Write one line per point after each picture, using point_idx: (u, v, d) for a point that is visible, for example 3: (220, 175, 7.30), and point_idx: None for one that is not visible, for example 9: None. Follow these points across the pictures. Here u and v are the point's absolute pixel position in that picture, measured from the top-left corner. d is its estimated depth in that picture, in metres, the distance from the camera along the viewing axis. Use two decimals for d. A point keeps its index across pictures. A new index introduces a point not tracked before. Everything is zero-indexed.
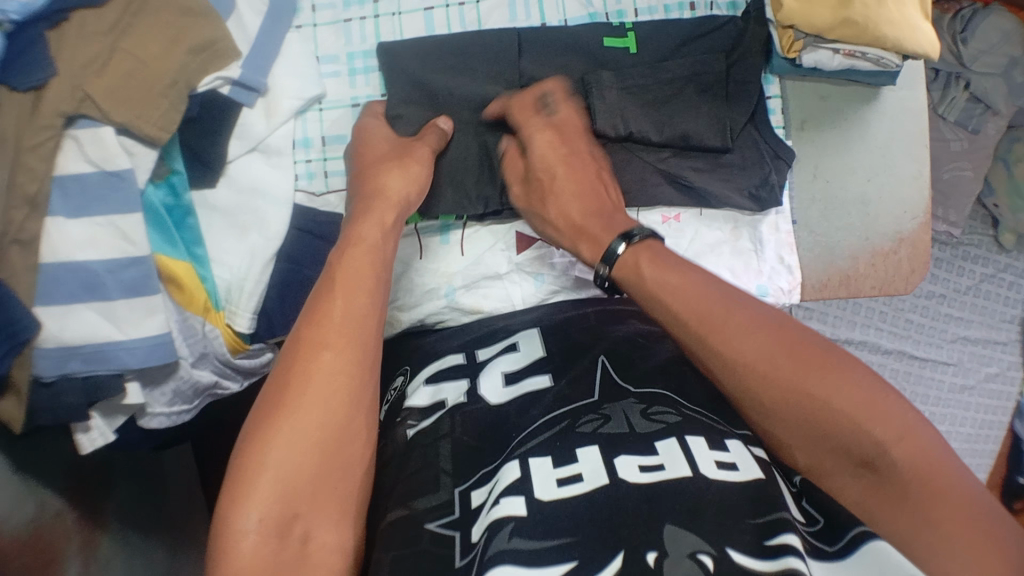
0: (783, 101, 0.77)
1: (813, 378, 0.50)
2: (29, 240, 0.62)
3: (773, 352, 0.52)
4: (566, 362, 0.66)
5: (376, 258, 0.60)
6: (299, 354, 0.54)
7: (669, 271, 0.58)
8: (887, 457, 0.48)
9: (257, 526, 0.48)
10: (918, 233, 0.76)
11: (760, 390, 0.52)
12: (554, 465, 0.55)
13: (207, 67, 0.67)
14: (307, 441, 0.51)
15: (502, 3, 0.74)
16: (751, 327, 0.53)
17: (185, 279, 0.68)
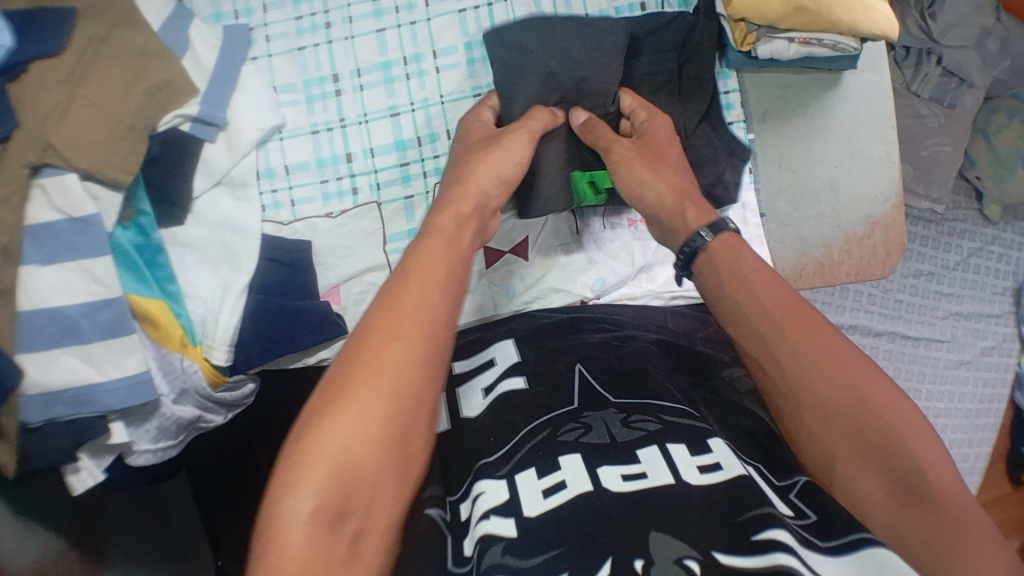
0: (742, 93, 0.77)
1: (876, 388, 0.47)
2: (3, 290, 0.64)
3: (837, 353, 0.48)
4: (542, 365, 0.66)
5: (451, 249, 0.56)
6: (364, 339, 0.49)
7: (736, 263, 0.55)
8: (929, 481, 0.45)
9: (309, 517, 0.42)
10: (892, 215, 0.76)
11: (819, 392, 0.48)
12: (539, 476, 0.54)
13: (166, 104, 0.68)
14: (370, 437, 0.45)
15: (454, 18, 0.73)
16: (807, 335, 0.50)
17: (160, 317, 0.68)
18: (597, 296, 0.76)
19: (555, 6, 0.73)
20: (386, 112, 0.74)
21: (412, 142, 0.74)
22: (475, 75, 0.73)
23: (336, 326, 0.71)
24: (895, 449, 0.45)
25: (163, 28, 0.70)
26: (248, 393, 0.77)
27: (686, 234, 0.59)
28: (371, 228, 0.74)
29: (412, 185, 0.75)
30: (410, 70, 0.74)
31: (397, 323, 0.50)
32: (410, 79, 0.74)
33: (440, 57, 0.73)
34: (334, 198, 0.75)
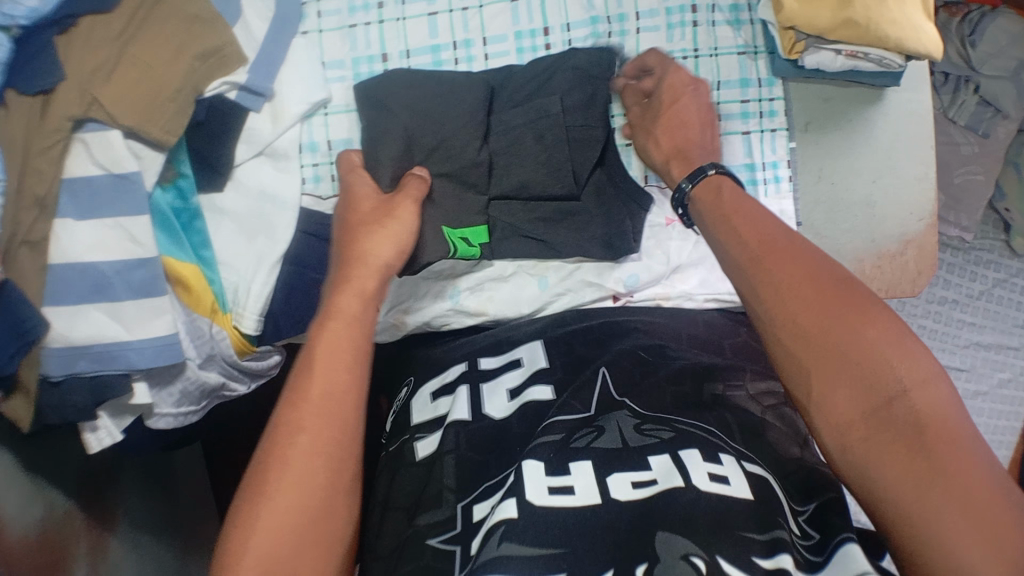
0: (788, 102, 0.76)
1: (890, 345, 0.47)
2: (38, 241, 0.63)
3: (856, 313, 0.48)
4: (570, 375, 0.66)
5: (365, 301, 0.59)
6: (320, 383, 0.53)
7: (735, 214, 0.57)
8: (927, 432, 0.43)
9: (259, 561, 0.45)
10: (924, 235, 0.76)
11: (815, 345, 0.48)
12: (549, 473, 0.54)
13: (212, 71, 0.68)
14: (313, 494, 0.48)
15: (506, 7, 0.73)
16: (815, 297, 0.50)
17: (192, 282, 0.69)
18: (629, 292, 0.76)
19: (606, 3, 0.74)
20: None
21: None
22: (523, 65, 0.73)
23: None
24: (890, 404, 0.45)
25: None
26: (274, 363, 0.77)
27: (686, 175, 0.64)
28: None
29: None
30: (459, 55, 0.74)
31: (336, 359, 0.55)
32: (458, 64, 0.74)
33: (489, 45, 0.74)
34: None
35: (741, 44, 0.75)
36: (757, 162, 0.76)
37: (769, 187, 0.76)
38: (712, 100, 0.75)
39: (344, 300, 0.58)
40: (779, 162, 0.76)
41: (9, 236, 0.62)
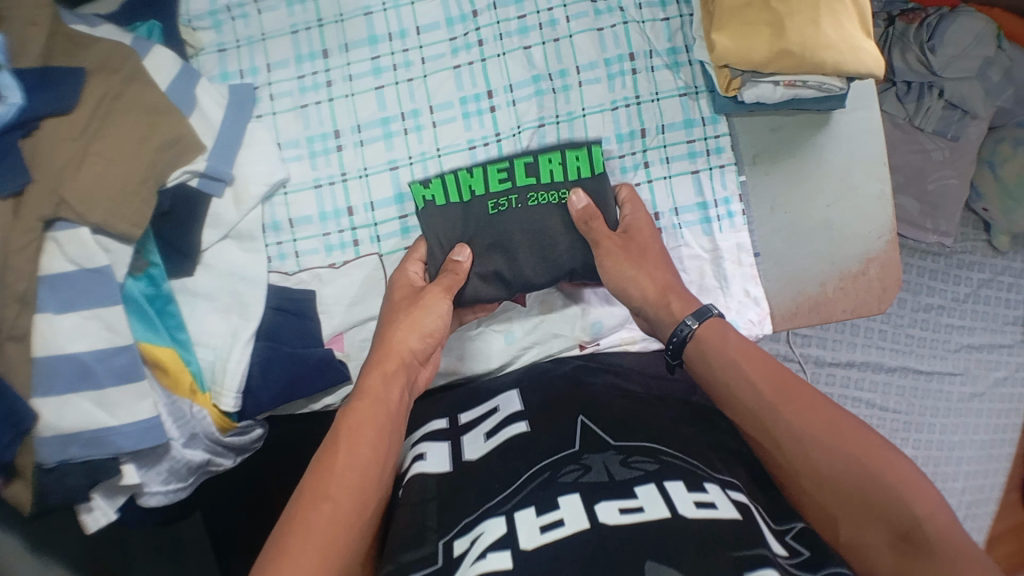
0: (733, 138, 0.78)
1: (859, 455, 0.52)
2: (21, 335, 0.66)
3: (838, 432, 0.54)
4: (544, 412, 0.67)
5: (388, 413, 0.61)
6: (338, 475, 0.56)
7: (718, 350, 0.61)
8: (925, 529, 0.49)
9: None
10: (887, 252, 0.76)
11: (816, 466, 0.53)
12: (538, 514, 0.55)
13: (175, 160, 0.71)
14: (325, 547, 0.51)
15: (449, 75, 0.75)
16: (811, 412, 0.55)
17: (169, 363, 0.71)
18: (595, 341, 0.78)
19: (546, 61, 0.75)
20: (385, 166, 0.75)
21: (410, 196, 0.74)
22: (470, 128, 0.75)
23: (339, 374, 0.73)
24: (892, 508, 0.50)
25: (171, 86, 0.73)
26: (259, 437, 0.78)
27: (672, 324, 0.65)
28: (374, 277, 0.74)
29: (411, 236, 0.75)
30: (408, 125, 0.75)
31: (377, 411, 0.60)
32: (408, 133, 0.75)
33: (436, 112, 0.75)
34: (337, 249, 0.75)
35: (682, 86, 0.76)
36: (709, 200, 0.78)
37: (724, 223, 0.77)
38: (658, 143, 0.76)
39: (368, 414, 0.60)
40: (730, 197, 0.78)
41: None
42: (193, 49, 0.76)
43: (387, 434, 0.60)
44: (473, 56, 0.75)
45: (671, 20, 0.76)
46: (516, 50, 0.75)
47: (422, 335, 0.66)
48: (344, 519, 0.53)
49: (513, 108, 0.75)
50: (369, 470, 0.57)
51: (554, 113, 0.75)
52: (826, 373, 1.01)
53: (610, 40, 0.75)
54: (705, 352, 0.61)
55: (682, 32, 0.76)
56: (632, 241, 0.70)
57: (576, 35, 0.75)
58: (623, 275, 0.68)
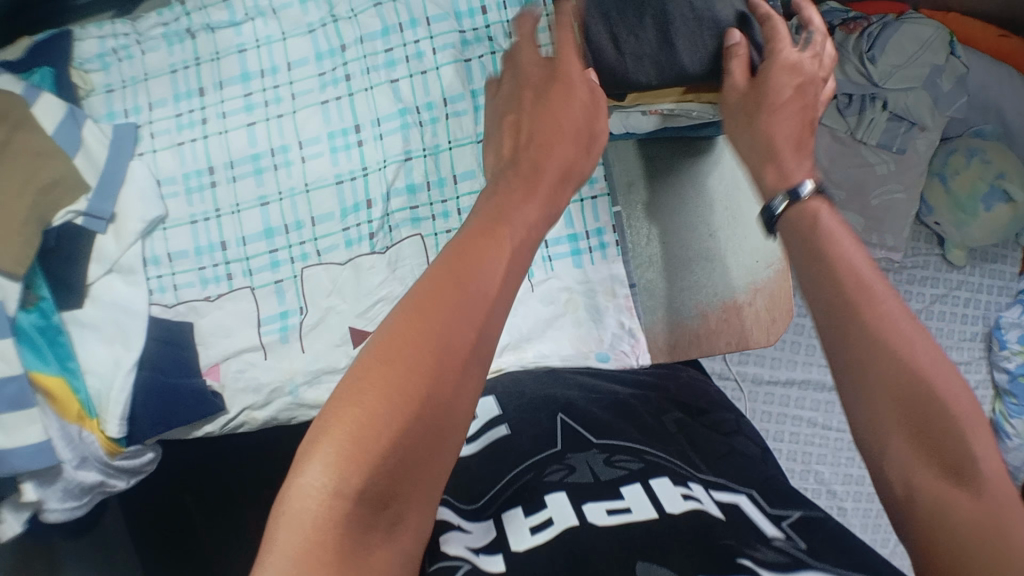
0: (607, 167, 0.76)
1: (963, 369, 0.40)
2: None
3: (954, 338, 0.41)
4: (523, 412, 0.66)
5: (499, 237, 0.46)
6: (400, 308, 0.40)
7: (847, 222, 0.48)
8: None
9: (326, 482, 0.35)
10: (775, 282, 0.71)
11: (948, 359, 0.40)
12: (526, 515, 0.54)
13: (59, 200, 0.72)
14: (392, 385, 0.37)
15: (317, 110, 0.76)
16: (932, 315, 0.42)
17: (57, 392, 0.75)
18: None
19: (413, 94, 0.75)
20: (256, 202, 0.76)
21: (280, 230, 0.76)
22: (338, 163, 0.75)
23: (212, 404, 0.75)
24: None
25: (58, 129, 0.74)
26: (150, 460, 0.83)
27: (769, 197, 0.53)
28: (247, 310, 0.76)
29: (281, 270, 0.76)
30: (277, 160, 0.76)
31: (487, 241, 0.45)
32: (278, 169, 0.76)
33: (305, 147, 0.76)
34: (212, 283, 0.77)
35: None
36: (580, 231, 0.76)
37: (596, 254, 0.76)
38: None
39: (476, 235, 0.46)
40: (603, 228, 0.76)
41: None
42: (83, 91, 0.79)
43: (485, 303, 0.42)
44: (340, 91, 0.75)
45: (542, 47, 0.74)
46: (383, 84, 0.75)
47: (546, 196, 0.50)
48: (399, 361, 0.38)
49: (380, 142, 0.75)
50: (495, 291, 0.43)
51: (420, 146, 0.75)
52: (765, 393, 1.00)
53: (476, 70, 0.74)
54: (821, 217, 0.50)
55: None
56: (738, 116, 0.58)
57: (442, 67, 0.74)
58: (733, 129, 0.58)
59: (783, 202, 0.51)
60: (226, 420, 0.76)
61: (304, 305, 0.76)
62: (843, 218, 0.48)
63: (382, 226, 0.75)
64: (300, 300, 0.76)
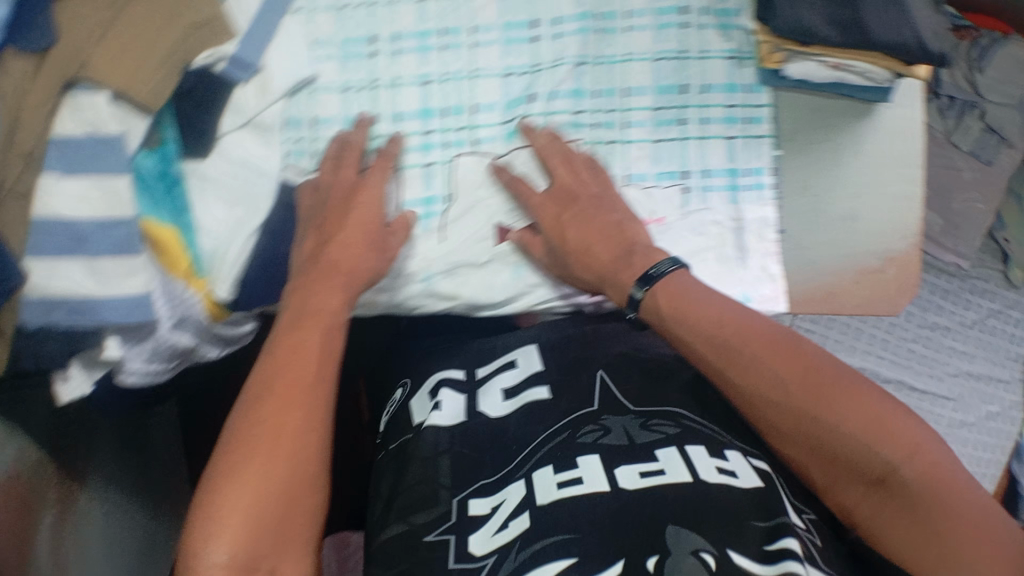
0: (775, 111, 0.76)
1: (828, 411, 0.56)
2: (22, 193, 0.63)
3: (807, 385, 0.57)
4: (563, 375, 0.72)
5: (336, 322, 0.66)
6: (271, 412, 0.60)
7: (689, 309, 0.62)
8: (900, 473, 0.53)
9: (225, 559, 0.54)
10: (907, 253, 0.75)
11: (797, 397, 0.57)
12: (556, 472, 0.62)
13: (201, 42, 0.67)
14: (260, 486, 0.57)
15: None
16: (792, 372, 0.58)
17: (168, 243, 0.69)
18: None
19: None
20: (417, 80, 0.73)
21: (438, 112, 0.73)
22: (509, 55, 0.72)
23: None
24: (862, 458, 0.54)
25: None
26: (245, 332, 0.78)
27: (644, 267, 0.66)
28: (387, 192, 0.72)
29: (431, 154, 0.73)
30: (445, 41, 0.73)
31: (295, 366, 0.63)
32: (445, 50, 0.73)
33: (477, 33, 0.72)
34: None
35: (730, 49, 0.74)
36: (740, 167, 0.75)
37: (750, 193, 0.75)
38: (699, 102, 0.74)
39: (312, 324, 0.65)
40: (763, 168, 0.76)
41: None
42: None
43: (305, 402, 0.61)
44: None
45: None
46: None
47: (328, 331, 0.65)
48: (256, 475, 0.57)
49: (556, 41, 0.72)
50: (319, 372, 0.63)
51: (597, 54, 0.73)
52: None
53: None
54: (679, 306, 0.63)
55: None
56: (560, 192, 0.71)
57: None
58: (571, 236, 0.69)
59: (641, 296, 0.65)
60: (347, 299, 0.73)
61: (452, 194, 0.73)
62: (721, 300, 0.63)
63: (547, 127, 0.73)
64: (448, 187, 0.73)
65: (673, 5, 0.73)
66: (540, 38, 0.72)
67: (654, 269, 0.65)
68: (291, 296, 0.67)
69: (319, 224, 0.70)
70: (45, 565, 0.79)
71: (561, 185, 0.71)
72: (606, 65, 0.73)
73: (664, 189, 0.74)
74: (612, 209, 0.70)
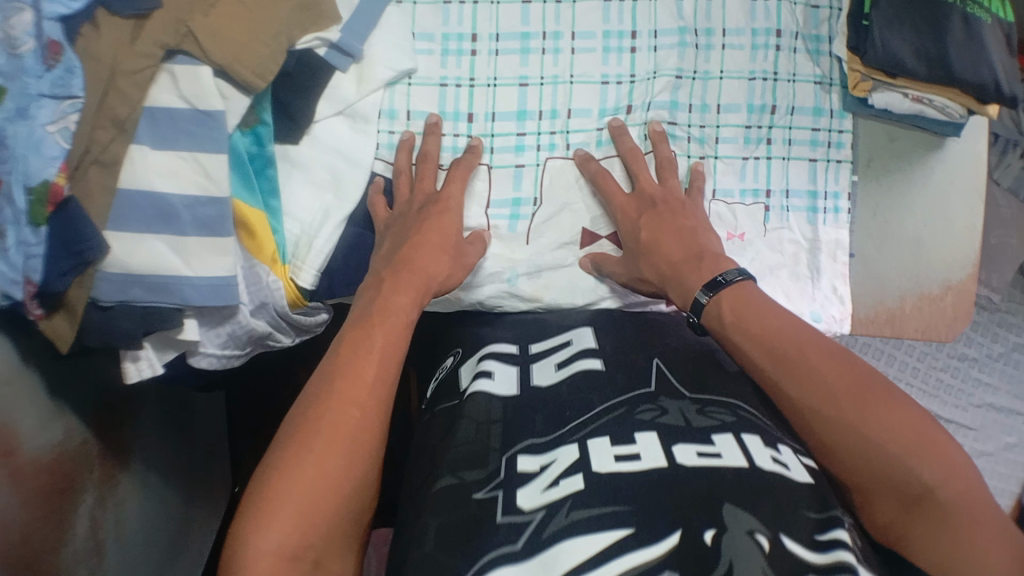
0: (854, 136, 0.79)
1: (870, 422, 0.55)
2: (109, 162, 0.63)
3: (852, 391, 0.56)
4: (619, 354, 0.66)
5: (405, 322, 0.63)
6: (335, 402, 0.58)
7: (752, 313, 0.61)
8: (938, 496, 0.52)
9: (275, 548, 0.51)
10: (966, 282, 0.78)
11: (841, 407, 0.56)
12: (612, 444, 0.56)
13: (307, 25, 0.68)
14: (312, 481, 0.54)
15: (597, 5, 0.74)
16: (839, 381, 0.57)
17: (258, 228, 0.69)
18: None
19: (695, 15, 0.74)
20: (515, 81, 0.74)
21: (533, 114, 0.74)
22: (607, 63, 0.74)
23: None
24: (899, 475, 0.53)
25: None
26: (320, 322, 0.78)
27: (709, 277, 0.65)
28: (479, 189, 0.74)
29: (524, 155, 0.74)
30: (547, 44, 0.74)
31: (359, 359, 0.60)
32: (545, 53, 0.74)
33: (577, 39, 0.74)
34: (447, 152, 0.74)
35: (818, 75, 0.76)
36: (820, 189, 0.78)
37: (829, 216, 0.78)
38: (785, 123, 0.76)
39: (383, 321, 0.63)
40: (841, 193, 0.78)
41: (81, 152, 0.62)
42: None
43: (365, 391, 0.59)
44: None
45: (819, 9, 0.76)
46: None
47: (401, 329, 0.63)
48: (316, 470, 0.54)
49: (653, 53, 0.74)
50: (383, 358, 0.61)
51: (692, 68, 0.75)
52: None
53: (761, 11, 0.75)
54: (735, 307, 0.62)
55: (828, 24, 0.76)
56: (642, 194, 0.71)
57: None
58: (644, 235, 0.69)
59: (705, 301, 0.64)
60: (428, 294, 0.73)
61: (541, 196, 0.74)
62: (781, 309, 0.62)
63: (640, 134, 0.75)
64: (537, 190, 0.74)
65: (768, 27, 0.75)
66: (638, 48, 0.74)
67: (722, 275, 0.64)
68: (371, 290, 0.65)
69: (391, 236, 0.69)
70: (83, 546, 0.77)
71: (642, 189, 0.71)
72: (699, 80, 0.75)
73: (747, 206, 0.76)
74: (691, 213, 0.71)
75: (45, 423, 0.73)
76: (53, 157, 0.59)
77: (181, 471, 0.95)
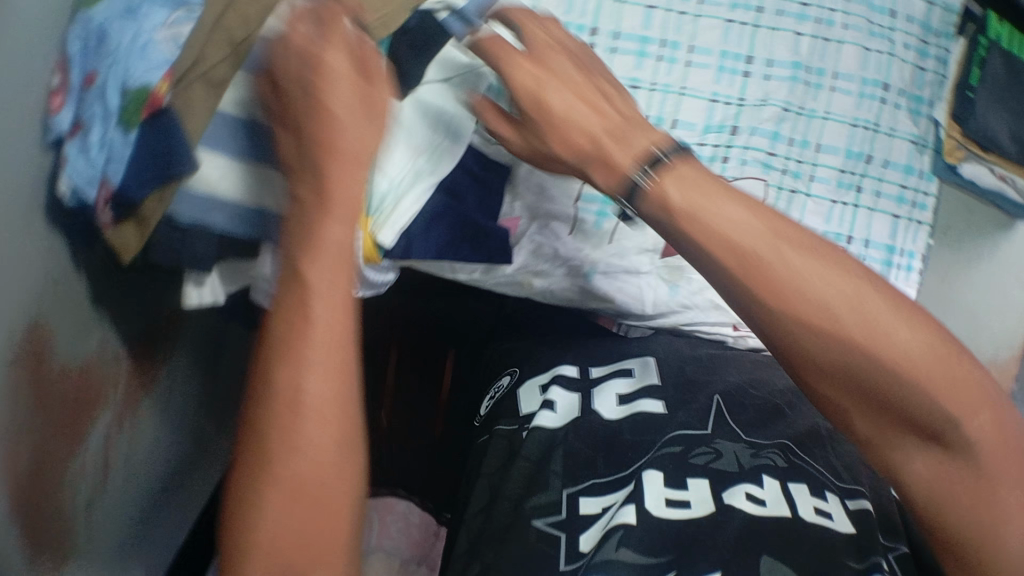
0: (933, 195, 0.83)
1: (887, 342, 0.44)
2: (214, 81, 0.57)
3: (861, 307, 0.45)
4: (676, 392, 0.66)
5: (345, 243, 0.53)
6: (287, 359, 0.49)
7: (714, 199, 0.48)
8: (961, 429, 0.44)
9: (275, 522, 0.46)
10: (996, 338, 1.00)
11: (856, 338, 0.44)
12: (665, 484, 0.57)
13: None
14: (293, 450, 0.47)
15: (719, 25, 0.75)
16: (864, 291, 0.46)
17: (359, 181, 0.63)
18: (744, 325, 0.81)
19: (809, 53, 0.77)
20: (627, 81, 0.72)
21: None
22: (719, 82, 0.74)
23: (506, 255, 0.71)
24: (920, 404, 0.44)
25: None
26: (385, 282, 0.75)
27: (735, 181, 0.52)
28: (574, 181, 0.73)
29: None
30: (663, 52, 0.73)
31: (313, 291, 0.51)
32: (661, 60, 0.72)
33: (694, 53, 0.73)
34: None
35: (914, 133, 0.82)
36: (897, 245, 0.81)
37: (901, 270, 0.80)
38: (877, 174, 0.80)
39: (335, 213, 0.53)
40: (915, 252, 0.81)
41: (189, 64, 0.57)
42: None
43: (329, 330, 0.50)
44: (748, 18, 0.75)
45: (925, 71, 0.83)
46: (787, 31, 0.76)
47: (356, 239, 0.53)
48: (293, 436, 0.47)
49: (765, 82, 0.75)
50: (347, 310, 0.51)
51: (800, 104, 0.77)
52: None
53: (874, 62, 0.79)
54: (682, 185, 0.49)
55: (930, 86, 0.83)
56: None
57: (846, 43, 0.78)
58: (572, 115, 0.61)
59: (641, 179, 0.49)
60: (505, 274, 0.73)
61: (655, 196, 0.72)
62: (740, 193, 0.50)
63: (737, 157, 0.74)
64: None
65: (879, 78, 0.80)
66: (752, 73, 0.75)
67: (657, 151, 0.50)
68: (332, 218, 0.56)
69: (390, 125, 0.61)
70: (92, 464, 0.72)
71: None
72: (804, 116, 0.77)
73: None
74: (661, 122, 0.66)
75: (85, 328, 0.69)
76: (157, 61, 0.57)
77: (187, 415, 0.91)
